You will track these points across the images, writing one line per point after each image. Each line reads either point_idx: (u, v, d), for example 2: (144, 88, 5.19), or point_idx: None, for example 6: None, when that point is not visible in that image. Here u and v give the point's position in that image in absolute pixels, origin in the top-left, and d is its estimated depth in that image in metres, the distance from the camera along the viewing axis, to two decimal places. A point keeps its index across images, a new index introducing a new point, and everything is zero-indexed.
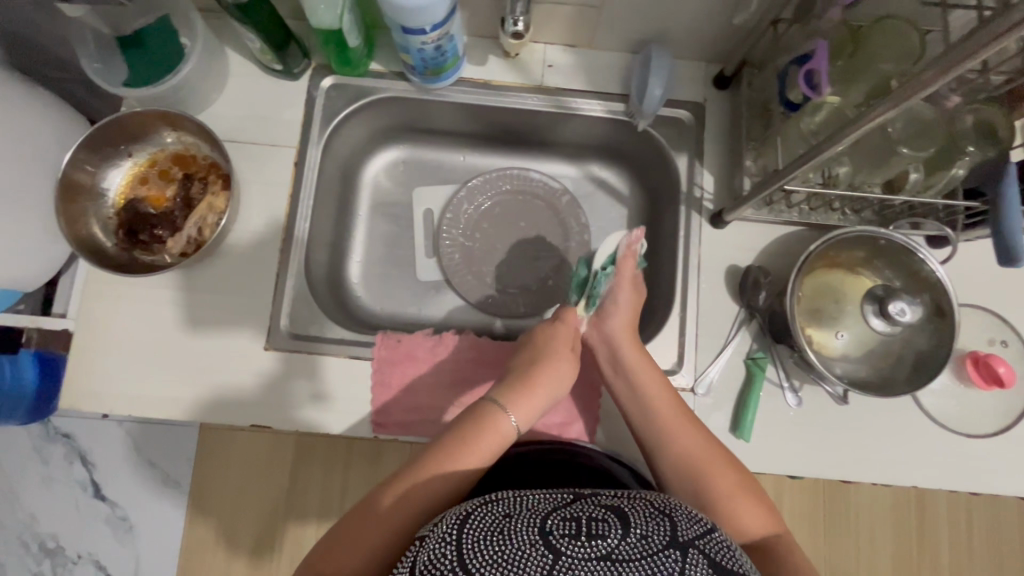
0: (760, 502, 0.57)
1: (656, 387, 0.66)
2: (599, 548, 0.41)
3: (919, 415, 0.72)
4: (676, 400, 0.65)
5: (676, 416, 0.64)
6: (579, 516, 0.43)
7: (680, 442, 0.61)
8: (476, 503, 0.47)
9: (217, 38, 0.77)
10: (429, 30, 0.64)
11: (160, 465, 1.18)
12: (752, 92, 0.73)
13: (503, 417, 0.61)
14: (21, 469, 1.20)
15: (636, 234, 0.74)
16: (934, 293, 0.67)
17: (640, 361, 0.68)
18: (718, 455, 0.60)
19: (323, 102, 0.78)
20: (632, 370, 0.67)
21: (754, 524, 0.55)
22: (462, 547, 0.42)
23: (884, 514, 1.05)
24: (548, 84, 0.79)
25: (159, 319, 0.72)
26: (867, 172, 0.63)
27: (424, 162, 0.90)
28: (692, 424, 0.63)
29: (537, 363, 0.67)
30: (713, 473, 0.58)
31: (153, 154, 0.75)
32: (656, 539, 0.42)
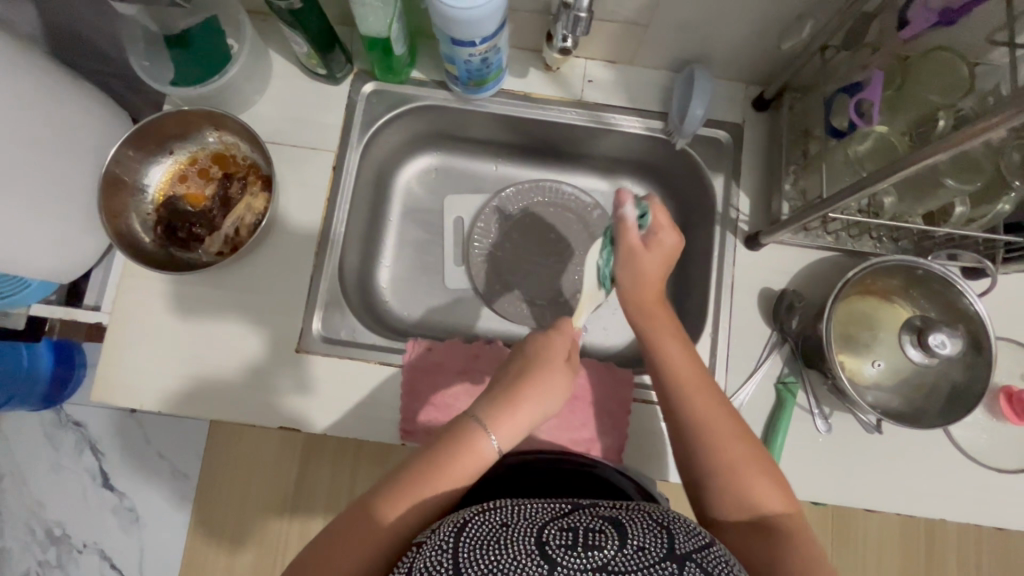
0: (775, 477, 0.53)
1: (674, 349, 0.61)
2: (596, 559, 0.41)
3: (950, 448, 0.71)
4: (693, 360, 0.60)
5: (694, 377, 0.58)
6: (576, 526, 0.43)
7: (693, 406, 0.56)
8: (475, 511, 0.46)
9: (264, 40, 0.77)
10: (478, 43, 0.64)
11: (171, 458, 1.18)
12: (794, 117, 0.73)
13: (481, 440, 0.54)
14: (32, 455, 1.20)
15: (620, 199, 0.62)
16: (971, 325, 0.67)
17: (659, 324, 0.63)
18: (734, 423, 0.55)
19: (363, 108, 0.79)
20: (650, 333, 0.62)
21: (767, 500, 0.51)
22: (459, 554, 0.42)
23: (894, 543, 1.04)
24: (587, 99, 0.80)
25: (190, 317, 0.72)
26: (911, 203, 0.63)
27: (457, 170, 0.91)
28: (710, 388, 0.58)
29: (520, 378, 0.59)
30: (726, 442, 0.54)
31: (193, 153, 0.76)
32: (653, 551, 0.42)
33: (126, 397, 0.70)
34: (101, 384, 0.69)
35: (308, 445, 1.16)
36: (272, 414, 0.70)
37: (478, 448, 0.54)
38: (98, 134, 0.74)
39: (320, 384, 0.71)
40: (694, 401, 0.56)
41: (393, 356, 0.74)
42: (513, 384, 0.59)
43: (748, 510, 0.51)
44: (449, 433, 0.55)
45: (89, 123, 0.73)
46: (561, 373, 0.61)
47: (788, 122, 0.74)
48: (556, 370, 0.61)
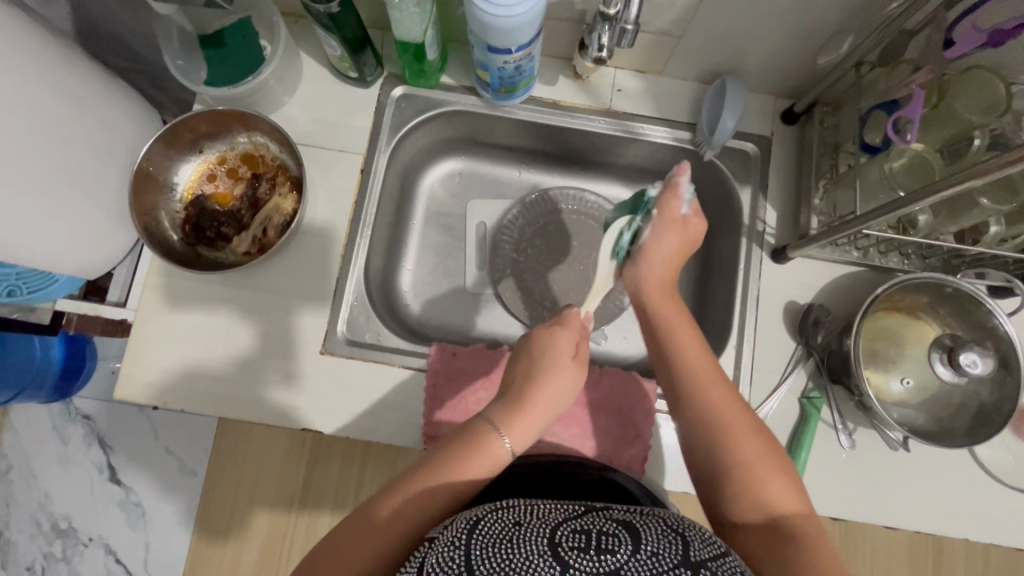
0: (788, 475, 0.52)
1: (687, 339, 0.59)
2: (608, 562, 0.41)
3: (974, 467, 0.71)
4: (708, 356, 0.58)
5: (709, 372, 0.57)
6: (589, 529, 0.44)
7: (705, 400, 0.55)
8: (487, 509, 0.46)
9: (296, 42, 0.78)
10: (514, 50, 0.65)
11: (180, 455, 1.18)
12: (824, 132, 0.73)
13: (492, 445, 0.53)
14: (41, 447, 1.20)
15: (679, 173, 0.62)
16: (999, 346, 0.67)
17: (673, 312, 0.61)
18: (748, 419, 0.54)
19: (392, 111, 0.79)
20: (660, 322, 0.61)
21: (779, 499, 0.50)
22: (471, 551, 0.42)
23: (902, 559, 1.04)
24: (616, 108, 0.80)
25: (213, 315, 0.72)
26: (944, 221, 0.63)
27: (481, 175, 0.91)
28: (726, 384, 0.56)
29: (527, 385, 0.58)
30: (739, 439, 0.53)
31: (222, 152, 0.76)
32: (667, 557, 0.41)
33: (148, 393, 0.70)
34: (124, 379, 0.70)
35: (317, 445, 1.15)
36: (293, 415, 0.70)
37: (492, 454, 0.53)
38: (129, 132, 0.75)
39: (341, 385, 0.71)
40: (707, 396, 0.55)
41: (416, 360, 0.74)
42: (522, 390, 0.57)
43: (756, 507, 0.50)
44: (462, 440, 0.54)
45: (120, 121, 0.73)
46: (574, 374, 0.59)
47: (817, 136, 0.74)
48: (567, 371, 0.59)
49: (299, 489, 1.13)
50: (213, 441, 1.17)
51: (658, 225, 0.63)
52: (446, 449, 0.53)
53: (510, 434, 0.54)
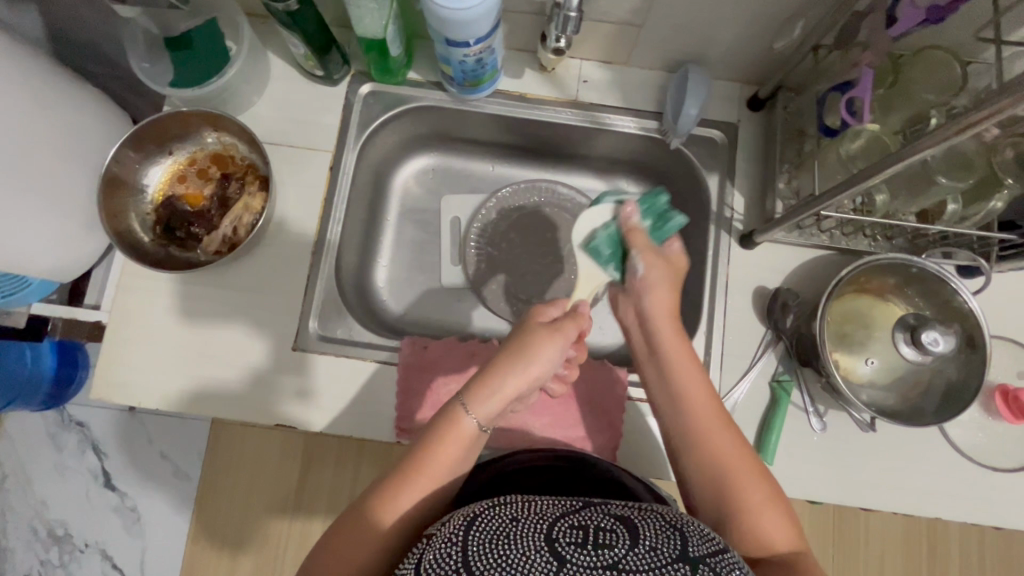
0: (786, 513, 0.51)
1: (694, 377, 0.58)
2: (606, 557, 0.41)
3: (947, 447, 0.71)
4: (713, 397, 0.57)
5: (706, 405, 0.56)
6: (587, 524, 0.44)
7: (709, 440, 0.54)
8: (485, 505, 0.47)
9: (263, 42, 0.78)
10: (473, 43, 0.65)
11: (172, 458, 1.19)
12: (788, 117, 0.74)
13: (448, 442, 0.53)
14: (33, 455, 1.21)
15: (625, 209, 0.67)
16: (966, 325, 0.67)
17: (681, 350, 0.60)
18: (753, 461, 0.53)
19: (360, 108, 0.80)
20: (666, 360, 0.60)
21: (777, 537, 0.49)
22: (467, 549, 0.42)
23: (894, 542, 1.04)
24: (583, 99, 0.80)
25: (186, 315, 0.73)
26: (904, 200, 0.64)
27: (454, 171, 0.91)
28: (725, 422, 0.55)
29: (498, 358, 0.57)
30: (743, 480, 0.52)
31: (192, 153, 0.76)
32: (665, 552, 0.42)
33: (126, 396, 0.71)
34: (100, 381, 0.71)
35: (311, 445, 1.17)
36: (265, 414, 0.70)
37: (450, 447, 0.53)
38: (102, 135, 0.75)
39: (316, 382, 0.72)
40: (707, 437, 0.54)
41: (389, 354, 0.74)
42: (493, 361, 0.57)
43: (755, 545, 0.49)
44: (433, 424, 0.55)
45: (92, 124, 0.74)
46: (550, 345, 0.58)
47: (782, 120, 0.74)
48: (545, 342, 0.57)
49: (295, 489, 1.16)
50: (206, 443, 1.18)
51: (644, 249, 0.65)
52: (423, 434, 0.55)
53: (473, 407, 0.54)
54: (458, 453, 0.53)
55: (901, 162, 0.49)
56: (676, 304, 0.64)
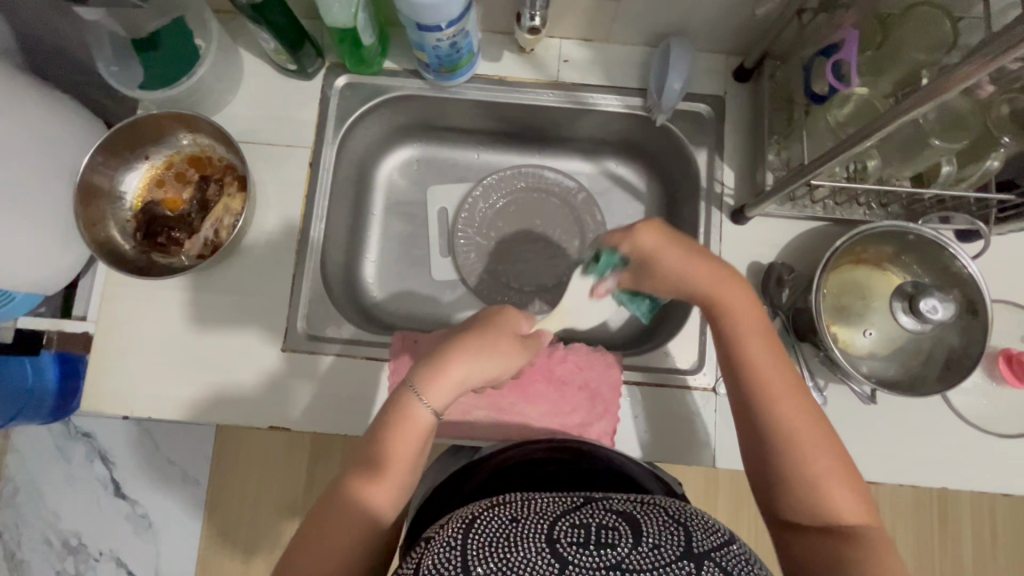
0: (856, 485, 0.50)
1: (760, 345, 0.54)
2: (609, 558, 0.41)
3: (951, 415, 0.70)
4: (784, 366, 0.54)
5: (780, 377, 0.53)
6: (589, 522, 0.43)
7: (779, 410, 0.51)
8: (482, 506, 0.47)
9: (233, 39, 0.76)
10: (445, 27, 0.63)
11: (178, 463, 1.19)
12: (775, 85, 0.72)
13: (405, 436, 0.51)
14: (42, 467, 1.21)
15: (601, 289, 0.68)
16: (965, 290, 0.66)
17: (746, 318, 0.55)
18: (825, 430, 0.51)
19: (337, 101, 0.78)
20: (732, 328, 0.55)
21: (847, 510, 0.48)
22: (467, 553, 0.42)
23: (905, 512, 1.03)
24: (564, 80, 0.78)
25: (176, 320, 0.72)
26: (897, 165, 0.62)
27: (438, 161, 0.90)
28: (798, 391, 0.52)
29: (456, 342, 0.55)
30: (816, 452, 0.50)
31: (169, 157, 0.75)
32: (668, 550, 0.41)
33: (120, 405, 0.70)
34: (92, 392, 0.70)
35: (316, 445, 1.17)
36: (261, 416, 0.70)
37: (409, 437, 0.52)
38: (78, 142, 0.74)
39: (308, 381, 0.71)
40: (782, 409, 0.51)
41: (379, 350, 0.73)
42: (449, 346, 0.55)
43: (823, 518, 0.48)
44: (384, 414, 0.53)
45: (67, 132, 0.72)
46: (511, 353, 0.57)
47: (770, 89, 0.72)
48: (508, 346, 0.57)
49: (303, 489, 1.15)
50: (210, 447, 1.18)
51: (647, 255, 0.58)
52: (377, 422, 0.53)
53: (427, 395, 0.52)
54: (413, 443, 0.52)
55: (891, 125, 0.47)
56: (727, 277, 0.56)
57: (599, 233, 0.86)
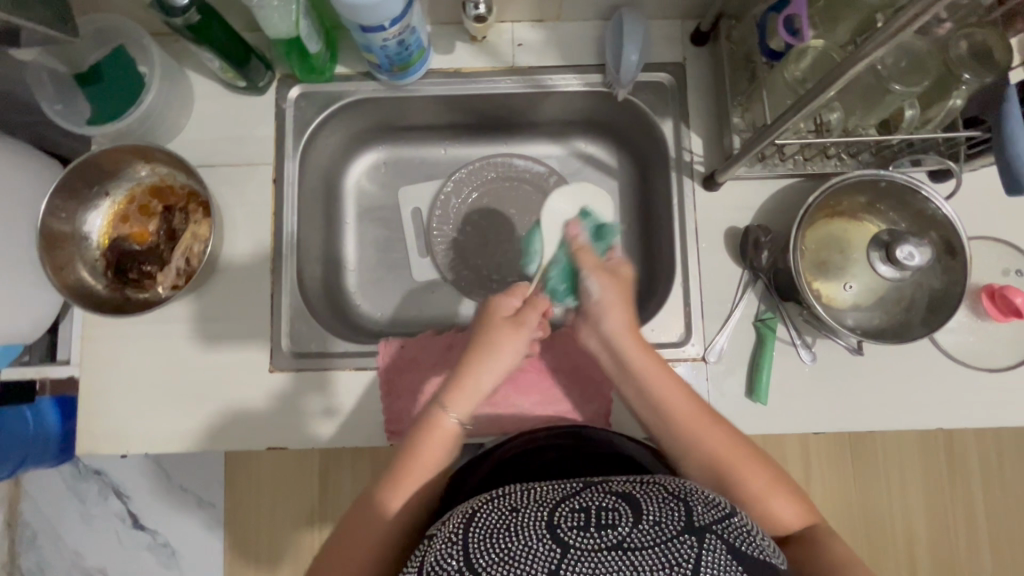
0: (789, 490, 0.54)
1: (663, 381, 0.60)
2: (610, 537, 0.41)
3: (940, 357, 0.70)
4: (694, 399, 0.59)
5: (692, 411, 0.58)
6: (588, 506, 0.43)
7: (696, 443, 0.56)
8: (481, 500, 0.47)
9: (178, 62, 0.75)
10: (389, 26, 0.62)
11: (192, 489, 1.18)
12: (733, 46, 0.71)
13: (431, 433, 0.58)
14: (58, 509, 1.22)
15: (573, 226, 0.74)
16: (942, 231, 0.66)
17: (649, 363, 0.61)
18: (743, 449, 0.55)
19: (293, 113, 0.76)
20: (640, 373, 0.61)
21: (788, 515, 0.53)
22: (469, 547, 0.42)
23: (913, 454, 1.05)
24: (521, 64, 0.77)
25: (161, 354, 0.72)
26: (861, 114, 0.61)
27: (406, 161, 0.88)
28: (710, 418, 0.57)
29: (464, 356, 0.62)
30: (744, 470, 0.54)
31: (129, 190, 0.73)
32: (669, 525, 0.41)
33: (116, 446, 0.70)
34: (85, 436, 0.70)
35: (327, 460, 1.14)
36: (257, 439, 0.70)
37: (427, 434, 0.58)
38: (34, 186, 0.72)
39: (299, 399, 0.71)
40: (701, 442, 0.56)
41: (366, 360, 0.72)
42: (462, 359, 0.61)
43: (772, 530, 0.52)
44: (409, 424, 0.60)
45: (19, 178, 0.70)
46: (509, 333, 0.62)
47: (728, 51, 0.71)
48: (509, 335, 0.62)
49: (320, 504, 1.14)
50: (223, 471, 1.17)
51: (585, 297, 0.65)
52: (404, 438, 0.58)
53: (450, 407, 0.58)
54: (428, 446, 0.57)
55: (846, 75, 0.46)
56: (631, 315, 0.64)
57: None
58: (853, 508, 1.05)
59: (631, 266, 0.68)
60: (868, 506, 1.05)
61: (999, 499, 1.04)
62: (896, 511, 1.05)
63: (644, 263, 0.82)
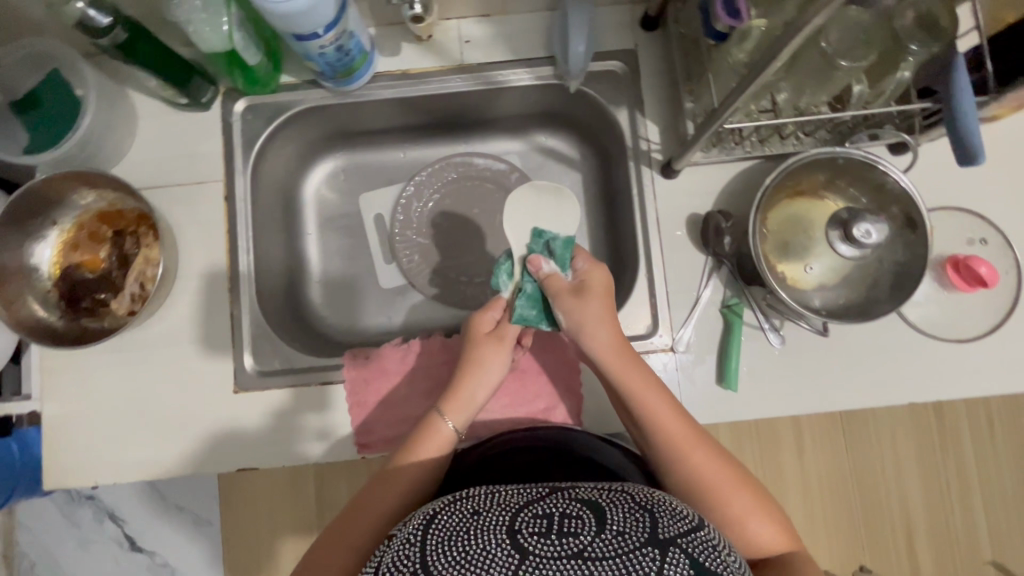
0: (772, 514, 0.54)
1: (653, 399, 0.58)
2: (571, 545, 0.40)
3: (909, 331, 0.70)
4: (685, 419, 0.57)
5: (681, 432, 0.56)
6: (551, 512, 0.42)
7: (683, 464, 0.55)
8: (445, 501, 0.46)
9: (117, 83, 0.73)
10: (323, 33, 0.60)
11: (188, 509, 1.15)
12: (682, 29, 0.69)
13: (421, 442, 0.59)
14: (55, 536, 1.21)
15: (534, 261, 0.62)
16: (902, 205, 0.66)
17: (636, 381, 0.59)
18: (733, 471, 0.55)
19: (240, 127, 0.75)
20: (629, 391, 0.59)
21: (768, 540, 0.53)
22: (427, 549, 0.41)
23: (905, 423, 1.06)
24: (469, 61, 0.75)
25: (123, 382, 0.70)
26: (812, 91, 0.60)
27: (364, 166, 0.87)
28: (699, 440, 0.56)
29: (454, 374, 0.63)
30: (726, 495, 0.53)
31: (77, 218, 0.72)
32: (633, 536, 0.40)
33: (82, 478, 0.69)
34: (51, 470, 0.69)
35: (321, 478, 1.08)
36: (226, 462, 0.69)
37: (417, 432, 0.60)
38: None
39: (266, 418, 0.70)
40: (689, 464, 0.55)
41: (332, 374, 0.71)
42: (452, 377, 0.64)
43: (749, 553, 0.53)
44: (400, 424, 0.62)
45: None
46: (491, 349, 0.63)
47: (677, 35, 0.70)
48: (492, 352, 0.63)
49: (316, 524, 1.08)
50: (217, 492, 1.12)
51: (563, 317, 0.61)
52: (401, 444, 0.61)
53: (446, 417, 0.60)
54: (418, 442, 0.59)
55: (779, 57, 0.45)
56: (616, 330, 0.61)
57: None
58: (848, 476, 1.07)
59: (603, 271, 0.63)
60: (863, 474, 1.06)
61: (992, 461, 1.06)
62: (890, 479, 1.06)
63: (611, 255, 0.81)
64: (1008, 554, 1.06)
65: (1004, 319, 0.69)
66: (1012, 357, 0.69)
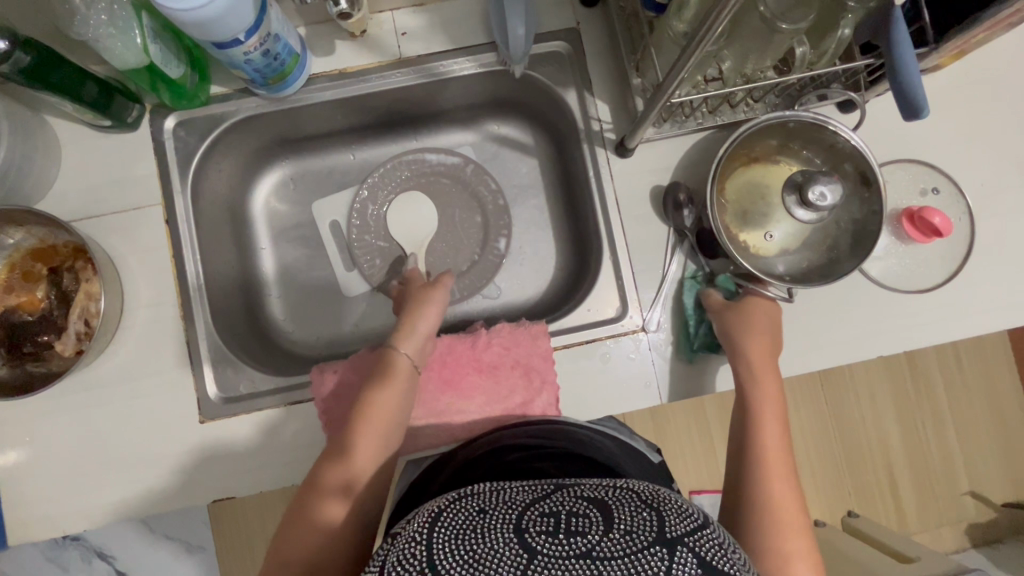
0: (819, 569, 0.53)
1: (770, 422, 0.61)
2: (579, 545, 0.34)
3: (872, 287, 0.71)
4: (785, 447, 0.60)
5: (779, 455, 0.59)
6: (558, 510, 0.37)
7: (766, 479, 0.56)
8: (451, 497, 0.40)
9: (34, 110, 0.68)
10: (244, 38, 0.57)
11: (178, 537, 1.08)
12: (621, 3, 0.68)
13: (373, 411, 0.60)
14: None
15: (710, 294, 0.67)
16: (855, 163, 0.65)
17: (770, 391, 0.62)
18: (801, 516, 0.55)
19: (173, 145, 0.71)
20: (755, 397, 0.62)
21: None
22: (433, 547, 0.35)
23: (878, 370, 1.13)
24: (408, 55, 0.72)
25: (80, 424, 0.67)
26: (754, 57, 0.60)
27: (313, 172, 0.83)
28: (790, 475, 0.57)
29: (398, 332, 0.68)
30: (787, 529, 0.54)
31: (9, 257, 0.67)
32: (641, 534, 0.35)
33: (47, 530, 0.66)
34: (13, 525, 0.65)
35: None
36: (199, 494, 0.66)
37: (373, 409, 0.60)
38: None
39: (236, 445, 0.67)
40: (770, 488, 0.56)
41: (300, 393, 0.69)
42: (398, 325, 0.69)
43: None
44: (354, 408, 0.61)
45: None
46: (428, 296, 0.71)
47: (617, 10, 0.68)
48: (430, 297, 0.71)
49: None
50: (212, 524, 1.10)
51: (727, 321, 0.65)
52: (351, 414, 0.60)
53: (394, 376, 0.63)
54: (382, 429, 0.59)
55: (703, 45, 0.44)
56: (771, 344, 0.64)
57: (497, 203, 0.82)
58: (830, 423, 1.12)
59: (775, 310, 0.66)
60: (842, 421, 1.12)
61: (960, 400, 1.13)
62: (869, 423, 1.12)
63: (574, 238, 0.80)
64: (985, 485, 1.12)
65: (963, 264, 0.70)
66: (970, 301, 0.71)
